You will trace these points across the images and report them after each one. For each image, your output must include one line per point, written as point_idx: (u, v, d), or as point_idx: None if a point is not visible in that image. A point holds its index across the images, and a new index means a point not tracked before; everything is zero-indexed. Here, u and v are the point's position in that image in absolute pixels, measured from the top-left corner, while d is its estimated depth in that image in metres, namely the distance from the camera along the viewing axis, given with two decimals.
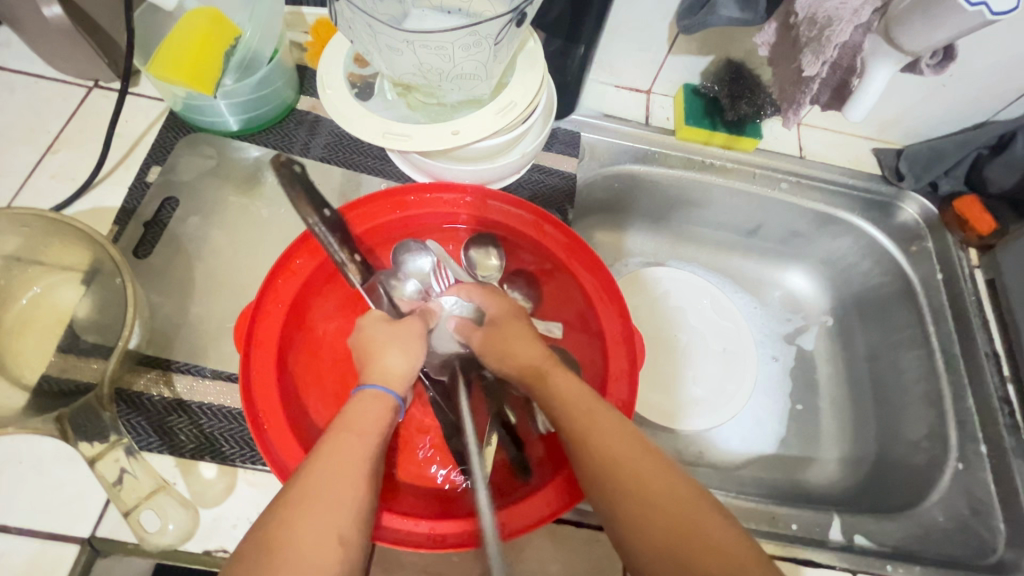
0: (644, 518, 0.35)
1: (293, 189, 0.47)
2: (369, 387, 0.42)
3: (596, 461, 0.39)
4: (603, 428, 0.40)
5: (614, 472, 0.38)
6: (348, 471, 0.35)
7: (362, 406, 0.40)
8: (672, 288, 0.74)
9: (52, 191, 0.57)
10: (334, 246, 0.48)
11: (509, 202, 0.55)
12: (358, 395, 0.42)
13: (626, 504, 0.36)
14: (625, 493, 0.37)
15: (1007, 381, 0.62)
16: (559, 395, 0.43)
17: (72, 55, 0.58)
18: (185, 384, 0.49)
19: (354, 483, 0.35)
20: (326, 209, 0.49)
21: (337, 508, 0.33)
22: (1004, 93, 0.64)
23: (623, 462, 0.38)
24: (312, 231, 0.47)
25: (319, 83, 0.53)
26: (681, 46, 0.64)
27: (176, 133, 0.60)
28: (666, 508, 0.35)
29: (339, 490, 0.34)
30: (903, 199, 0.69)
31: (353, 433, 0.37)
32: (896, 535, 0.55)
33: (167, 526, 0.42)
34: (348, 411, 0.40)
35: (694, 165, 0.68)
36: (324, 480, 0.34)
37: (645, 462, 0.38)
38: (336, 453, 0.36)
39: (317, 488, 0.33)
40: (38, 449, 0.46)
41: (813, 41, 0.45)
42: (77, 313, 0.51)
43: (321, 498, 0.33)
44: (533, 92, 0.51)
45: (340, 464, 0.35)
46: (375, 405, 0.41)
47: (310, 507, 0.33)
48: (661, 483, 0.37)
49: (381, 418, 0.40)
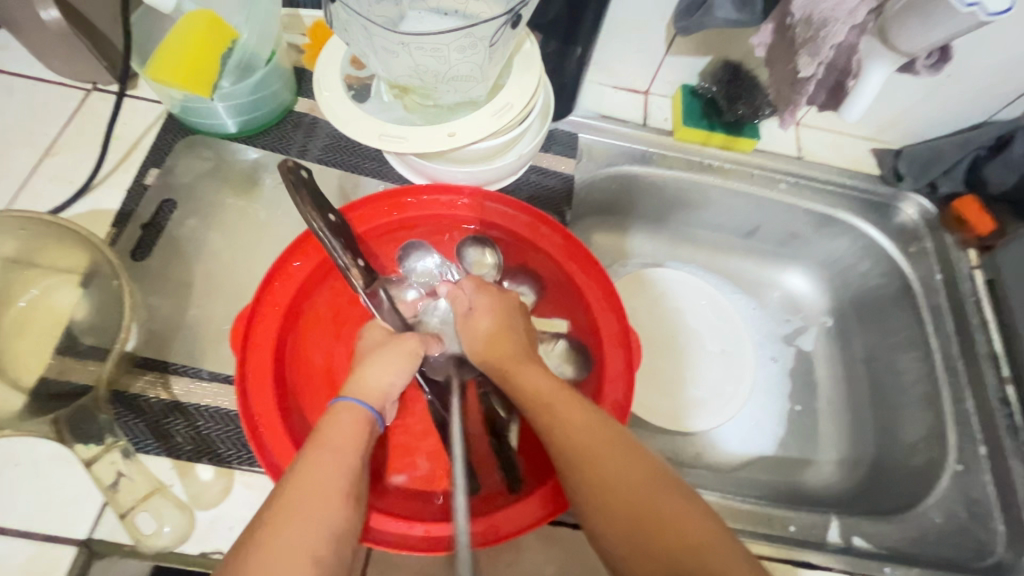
0: (615, 512, 0.35)
1: (299, 194, 0.48)
2: (344, 398, 0.43)
3: (567, 456, 0.39)
4: (574, 422, 0.40)
5: (585, 467, 0.38)
6: (322, 487, 0.35)
7: (335, 423, 0.40)
8: (670, 289, 0.74)
9: (50, 194, 0.57)
10: (337, 251, 0.48)
11: (505, 203, 0.55)
12: (332, 410, 0.42)
13: (597, 498, 0.36)
14: (596, 488, 0.37)
15: (1006, 381, 0.62)
16: (533, 397, 0.43)
17: (70, 58, 0.58)
18: (183, 386, 0.49)
19: (327, 499, 0.34)
20: (332, 213, 0.49)
21: (311, 523, 0.33)
22: (1003, 93, 0.63)
23: (593, 455, 0.38)
24: (316, 234, 0.47)
25: (316, 85, 0.53)
26: (678, 47, 0.64)
27: (174, 135, 0.60)
28: (636, 500, 0.35)
29: (313, 506, 0.34)
30: (901, 199, 0.69)
31: (325, 450, 0.37)
32: (895, 536, 0.55)
33: (163, 528, 0.44)
34: (321, 428, 0.40)
35: (692, 165, 0.68)
36: (296, 496, 0.34)
37: (617, 455, 0.38)
38: (306, 470, 0.36)
39: (288, 504, 0.33)
40: (36, 450, 0.46)
41: (808, 42, 0.45)
42: (75, 315, 0.51)
43: (295, 513, 0.33)
44: (530, 93, 0.51)
45: (313, 480, 0.35)
46: (349, 421, 0.41)
47: (283, 523, 0.32)
48: (632, 475, 0.37)
49: (355, 433, 0.40)
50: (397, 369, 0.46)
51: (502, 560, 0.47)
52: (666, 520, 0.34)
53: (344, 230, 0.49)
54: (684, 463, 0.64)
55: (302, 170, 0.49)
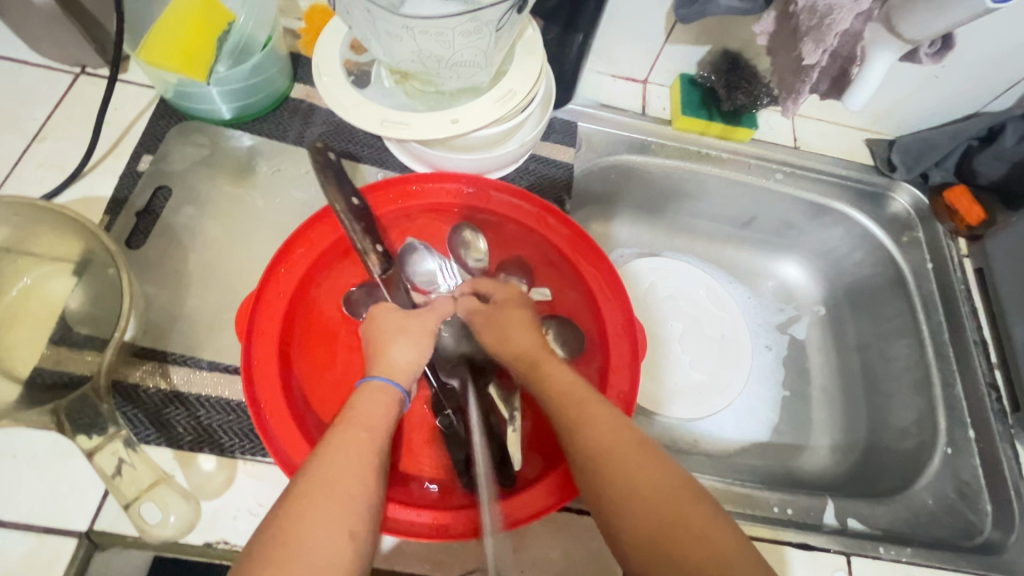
0: (636, 510, 0.36)
1: (325, 175, 0.48)
2: (374, 378, 0.42)
3: (586, 453, 0.39)
4: (594, 414, 0.40)
5: (602, 465, 0.38)
6: (360, 465, 0.35)
7: (367, 400, 0.40)
8: (665, 278, 0.75)
9: (39, 180, 0.55)
10: (357, 235, 0.48)
11: (509, 192, 0.55)
12: (364, 387, 0.41)
13: (621, 501, 0.36)
14: (614, 485, 0.37)
15: (994, 367, 0.63)
16: (559, 391, 0.43)
17: (59, 41, 0.57)
18: (182, 375, 0.49)
19: (362, 478, 0.35)
20: (355, 197, 0.49)
21: (351, 504, 0.33)
22: (994, 84, 0.65)
23: (617, 455, 0.38)
24: (338, 218, 0.47)
25: (314, 70, 0.52)
26: (678, 36, 0.64)
27: (167, 121, 0.59)
28: (655, 500, 0.36)
29: (350, 484, 0.34)
30: (895, 189, 0.70)
31: (361, 428, 0.37)
32: (887, 518, 0.57)
33: (168, 518, 0.43)
34: (354, 405, 0.39)
35: (690, 155, 0.68)
36: (334, 475, 0.34)
37: (634, 452, 0.38)
38: (342, 448, 0.36)
39: (327, 483, 0.33)
40: (32, 442, 0.45)
41: (812, 30, 0.45)
42: (69, 305, 0.50)
43: (333, 492, 0.33)
44: (532, 80, 0.51)
45: (348, 461, 0.35)
46: (380, 399, 0.40)
47: (323, 501, 0.33)
48: (653, 477, 0.37)
49: (387, 410, 0.40)
50: (420, 350, 0.46)
51: (507, 545, 0.47)
52: (687, 523, 0.35)
53: (365, 215, 0.49)
54: (682, 451, 0.65)
55: (330, 151, 0.50)
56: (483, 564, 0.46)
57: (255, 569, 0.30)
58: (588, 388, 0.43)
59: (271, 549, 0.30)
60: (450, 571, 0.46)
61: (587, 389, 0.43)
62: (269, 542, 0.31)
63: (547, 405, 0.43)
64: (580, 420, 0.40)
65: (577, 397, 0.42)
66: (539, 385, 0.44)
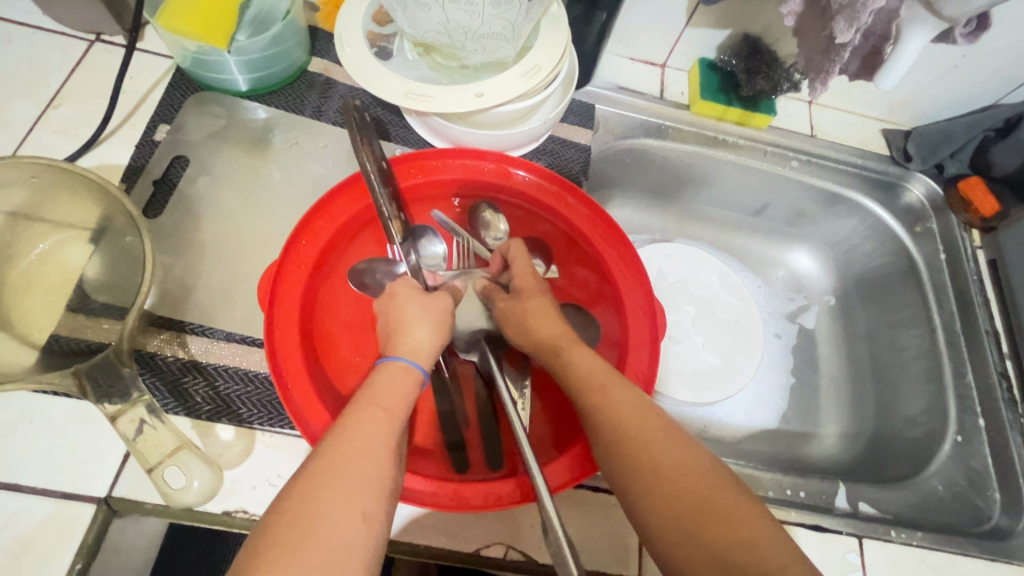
0: (663, 490, 0.36)
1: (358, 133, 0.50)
2: (395, 359, 0.41)
3: (612, 434, 0.40)
4: (620, 399, 0.41)
5: (628, 445, 0.39)
6: (374, 445, 0.34)
7: (387, 380, 0.39)
8: (677, 264, 0.75)
9: (54, 147, 0.55)
10: (382, 199, 0.48)
11: (531, 171, 0.55)
12: (385, 365, 0.41)
13: (646, 483, 0.37)
14: (641, 466, 0.38)
15: (1005, 357, 0.63)
16: (584, 377, 0.43)
17: (75, 6, 0.56)
18: (200, 346, 0.48)
19: (377, 459, 0.33)
20: (382, 161, 0.50)
21: (365, 485, 0.32)
22: (1013, 75, 0.65)
23: (647, 439, 0.39)
24: (367, 179, 0.48)
25: (338, 41, 0.51)
26: (700, 19, 0.64)
27: (184, 91, 0.58)
28: (680, 481, 0.36)
29: (364, 464, 0.33)
30: (911, 179, 0.70)
31: (379, 408, 0.36)
32: (896, 503, 0.57)
33: (192, 483, 0.42)
34: (373, 383, 0.38)
35: (707, 140, 0.68)
36: (348, 454, 0.33)
37: (663, 435, 0.39)
38: (359, 428, 0.35)
39: (341, 461, 0.32)
40: (48, 407, 0.45)
41: (846, 7, 0.44)
42: (86, 272, 0.49)
43: (347, 472, 0.32)
44: (557, 56, 0.50)
45: (364, 440, 0.34)
46: (401, 379, 0.39)
47: (337, 481, 0.31)
48: (684, 460, 0.37)
49: (407, 391, 0.39)
50: (431, 331, 0.45)
51: (524, 521, 0.47)
52: (712, 503, 0.35)
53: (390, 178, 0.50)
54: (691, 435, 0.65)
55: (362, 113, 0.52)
56: (500, 538, 0.46)
57: (264, 547, 0.28)
58: (609, 370, 0.44)
59: (279, 524, 0.29)
60: (469, 544, 0.46)
61: (606, 372, 0.43)
62: (280, 519, 0.29)
63: (569, 391, 0.44)
64: (606, 404, 0.41)
65: (598, 383, 0.42)
66: (561, 371, 0.45)
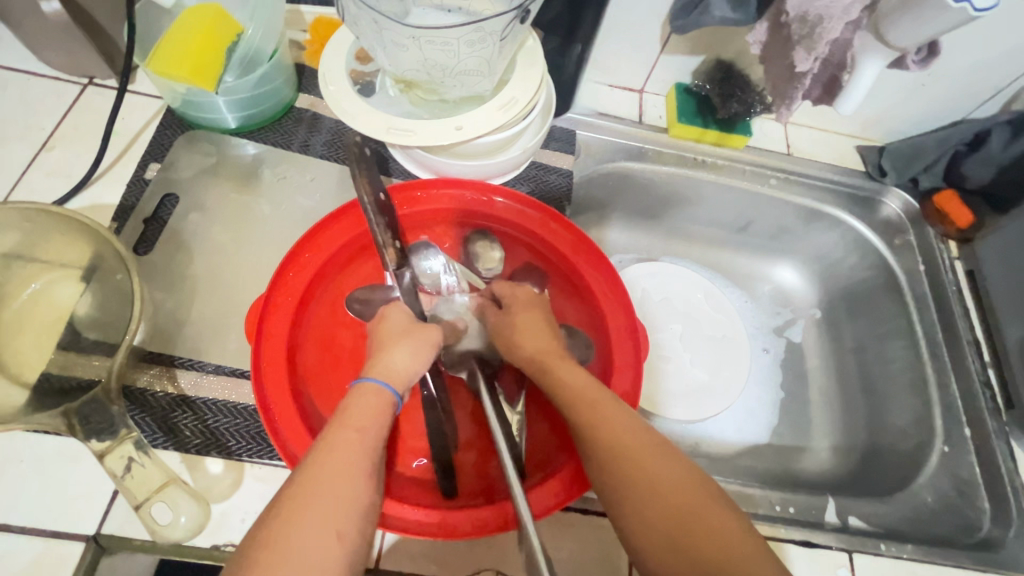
0: (654, 510, 0.36)
1: (358, 165, 0.49)
2: (368, 379, 0.41)
3: (603, 449, 0.40)
4: (611, 416, 0.41)
5: (621, 461, 0.39)
6: (351, 466, 0.34)
7: (361, 400, 0.39)
8: (664, 283, 0.76)
9: (47, 188, 0.56)
10: (376, 226, 0.48)
11: (512, 198, 0.56)
12: (357, 388, 0.41)
13: (638, 500, 0.37)
14: (633, 483, 0.38)
15: (987, 366, 0.64)
16: (576, 390, 0.44)
17: (68, 53, 0.58)
18: (189, 380, 0.49)
19: (350, 480, 0.34)
20: (381, 193, 0.50)
21: (340, 507, 0.32)
22: (980, 92, 0.67)
23: (640, 456, 0.39)
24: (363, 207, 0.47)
25: (322, 79, 0.53)
26: (673, 46, 0.66)
27: (174, 130, 0.60)
28: (672, 500, 0.36)
29: (339, 485, 0.33)
30: (885, 194, 0.72)
31: (353, 429, 0.37)
32: (887, 516, 0.57)
33: (179, 519, 0.42)
34: (346, 407, 0.38)
35: (687, 162, 0.70)
36: (323, 477, 0.33)
37: (654, 452, 0.39)
38: (334, 450, 0.35)
39: (316, 485, 0.33)
40: (40, 445, 0.46)
41: (804, 38, 0.48)
42: (77, 310, 0.50)
43: (323, 494, 0.32)
44: (534, 88, 0.52)
45: (338, 462, 0.34)
46: (374, 399, 0.39)
47: (310, 504, 0.32)
48: (674, 478, 0.37)
49: (378, 411, 0.39)
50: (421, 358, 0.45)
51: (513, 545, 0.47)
52: (703, 522, 0.35)
53: (387, 208, 0.50)
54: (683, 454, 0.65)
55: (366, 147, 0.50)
56: (490, 564, 0.46)
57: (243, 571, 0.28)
58: (596, 389, 0.44)
59: (256, 549, 0.29)
60: (458, 571, 0.46)
61: (595, 390, 0.44)
62: (257, 543, 0.30)
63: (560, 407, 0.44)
64: (598, 420, 0.41)
65: (590, 399, 0.43)
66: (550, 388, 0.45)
